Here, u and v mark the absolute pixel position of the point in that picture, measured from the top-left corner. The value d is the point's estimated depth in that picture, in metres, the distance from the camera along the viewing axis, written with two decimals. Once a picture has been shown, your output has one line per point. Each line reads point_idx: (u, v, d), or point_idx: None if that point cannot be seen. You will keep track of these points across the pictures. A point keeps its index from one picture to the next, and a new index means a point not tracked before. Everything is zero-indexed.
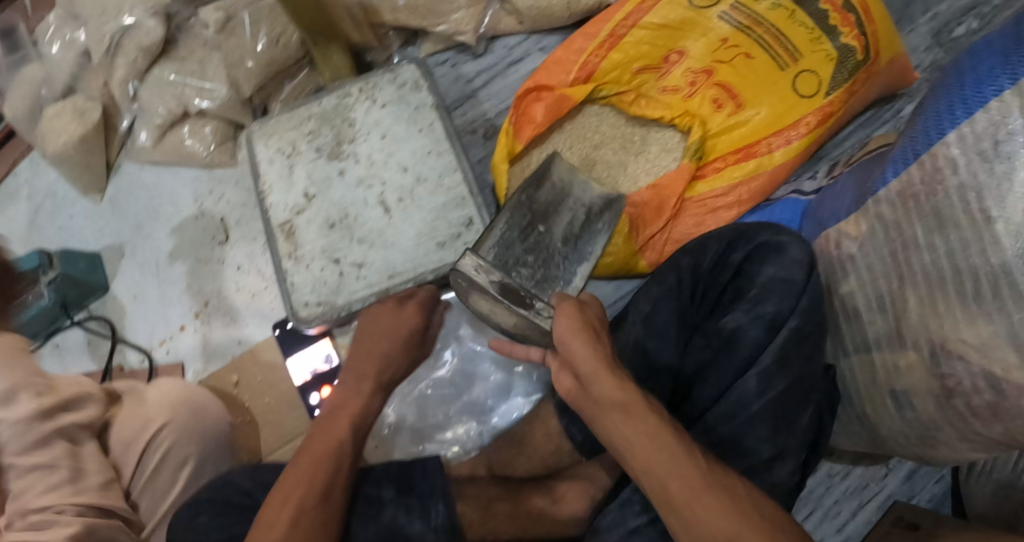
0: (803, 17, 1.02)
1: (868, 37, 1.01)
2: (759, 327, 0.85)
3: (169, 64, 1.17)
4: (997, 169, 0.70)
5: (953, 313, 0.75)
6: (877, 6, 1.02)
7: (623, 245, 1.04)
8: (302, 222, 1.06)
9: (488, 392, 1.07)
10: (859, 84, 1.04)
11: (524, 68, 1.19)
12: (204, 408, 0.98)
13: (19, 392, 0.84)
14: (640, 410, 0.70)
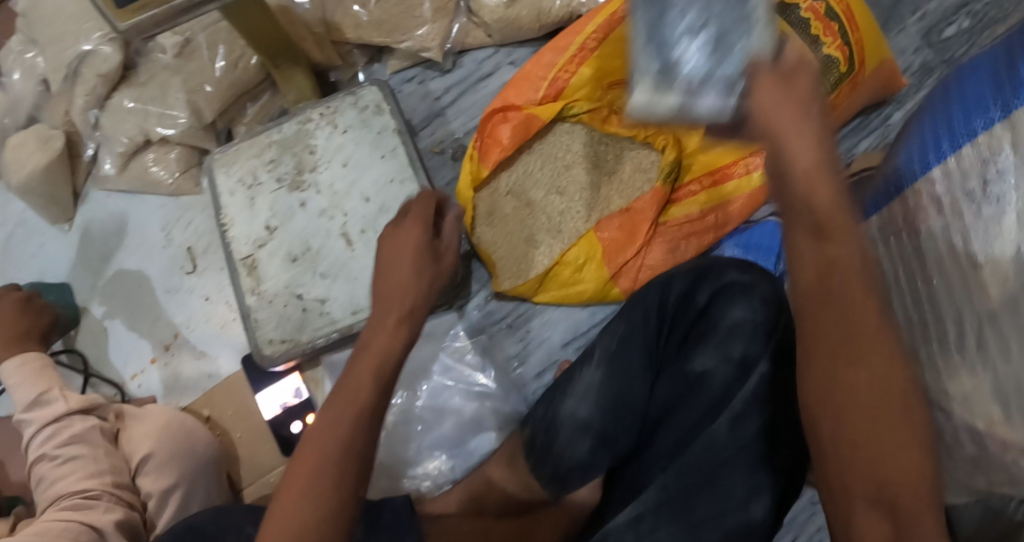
0: (784, 26, 0.96)
1: (851, 48, 0.97)
2: (729, 369, 0.82)
3: (129, 90, 1.13)
4: (985, 212, 0.66)
5: (934, 362, 0.71)
6: (861, 14, 0.98)
7: (595, 273, 1.00)
8: (264, 256, 1.03)
9: (460, 425, 1.03)
10: (841, 97, 1.00)
11: (494, 83, 1.15)
12: (192, 435, 1.03)
13: (58, 396, 1.00)
14: (875, 331, 0.54)
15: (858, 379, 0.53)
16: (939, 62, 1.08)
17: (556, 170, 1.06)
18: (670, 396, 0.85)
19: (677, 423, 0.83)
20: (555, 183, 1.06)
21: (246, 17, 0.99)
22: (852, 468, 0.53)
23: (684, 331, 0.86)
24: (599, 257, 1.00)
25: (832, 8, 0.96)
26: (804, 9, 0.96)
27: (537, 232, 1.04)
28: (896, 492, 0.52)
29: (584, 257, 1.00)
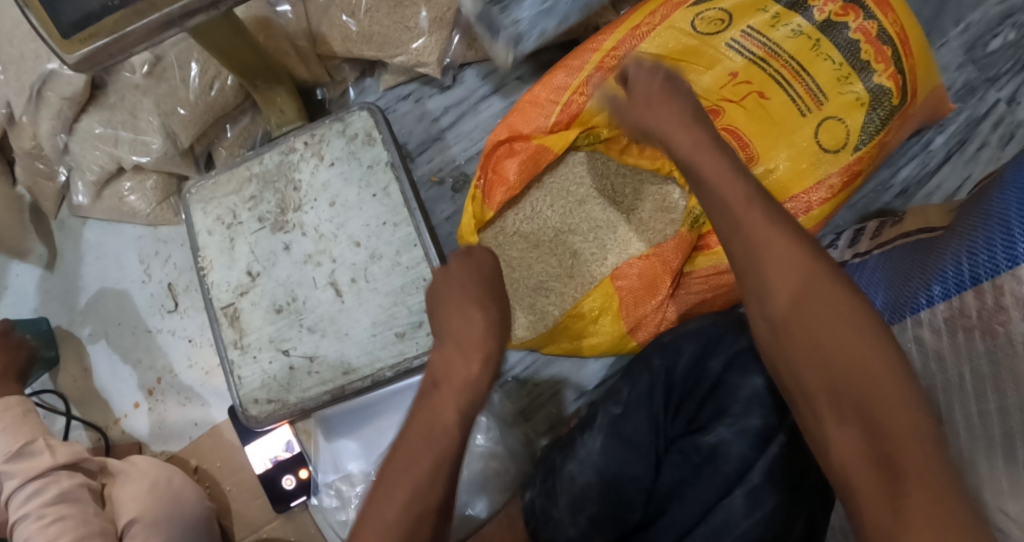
0: (829, 49, 0.89)
1: (904, 76, 0.88)
2: (745, 442, 0.77)
3: (97, 113, 1.01)
4: None
5: (996, 478, 0.67)
6: (917, 38, 0.89)
7: (610, 326, 0.90)
8: (246, 305, 0.93)
9: (461, 487, 0.94)
10: (891, 132, 0.91)
11: (498, 102, 1.07)
12: (180, 490, 0.94)
13: (42, 446, 0.89)
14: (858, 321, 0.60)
15: (809, 316, 0.61)
16: (982, 81, 1.03)
17: (566, 207, 0.98)
18: (678, 474, 0.78)
19: (689, 503, 0.77)
20: (564, 222, 0.98)
21: (222, 41, 0.87)
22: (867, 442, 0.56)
23: (698, 404, 0.81)
24: (614, 308, 0.90)
25: (884, 29, 0.87)
26: (853, 30, 0.88)
27: (546, 279, 0.96)
28: (868, 403, 0.57)
29: (599, 306, 0.90)
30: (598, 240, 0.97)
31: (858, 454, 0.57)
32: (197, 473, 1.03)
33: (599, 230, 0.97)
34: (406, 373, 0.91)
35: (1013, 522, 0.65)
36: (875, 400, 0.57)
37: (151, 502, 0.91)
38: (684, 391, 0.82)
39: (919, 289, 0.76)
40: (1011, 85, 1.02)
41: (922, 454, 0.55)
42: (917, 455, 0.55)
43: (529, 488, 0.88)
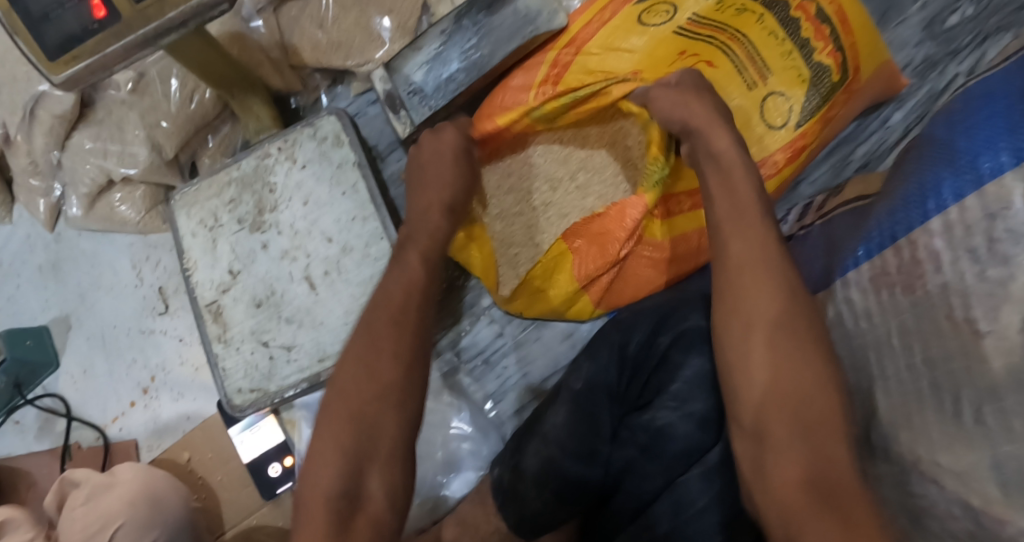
0: (773, 24, 0.92)
1: (843, 53, 0.92)
2: (690, 424, 0.79)
3: (87, 129, 1.08)
4: (991, 275, 0.63)
5: (930, 431, 0.66)
6: (856, 13, 0.93)
7: (565, 283, 0.95)
8: (228, 301, 0.99)
9: (437, 468, 1.00)
10: (835, 108, 0.95)
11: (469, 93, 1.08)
12: (162, 495, 0.98)
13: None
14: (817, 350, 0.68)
15: (781, 342, 0.68)
16: (943, 56, 1.06)
17: (567, 153, 1.02)
18: (628, 453, 0.82)
19: (642, 483, 0.81)
20: (564, 170, 1.02)
21: (197, 52, 0.92)
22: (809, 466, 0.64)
23: (644, 381, 0.83)
24: (569, 264, 0.95)
25: (822, 9, 0.91)
26: (794, 9, 0.91)
27: (532, 231, 1.02)
28: (814, 427, 0.65)
29: (552, 260, 0.94)
30: (598, 193, 1.01)
31: (795, 474, 0.64)
32: (190, 466, 1.09)
33: (601, 182, 1.01)
34: None
35: (946, 473, 0.64)
36: (821, 427, 0.65)
37: (133, 513, 0.95)
38: (636, 366, 0.84)
39: (847, 253, 0.79)
40: (970, 59, 1.05)
41: (849, 478, 0.63)
42: (850, 490, 0.62)
43: (497, 467, 0.92)
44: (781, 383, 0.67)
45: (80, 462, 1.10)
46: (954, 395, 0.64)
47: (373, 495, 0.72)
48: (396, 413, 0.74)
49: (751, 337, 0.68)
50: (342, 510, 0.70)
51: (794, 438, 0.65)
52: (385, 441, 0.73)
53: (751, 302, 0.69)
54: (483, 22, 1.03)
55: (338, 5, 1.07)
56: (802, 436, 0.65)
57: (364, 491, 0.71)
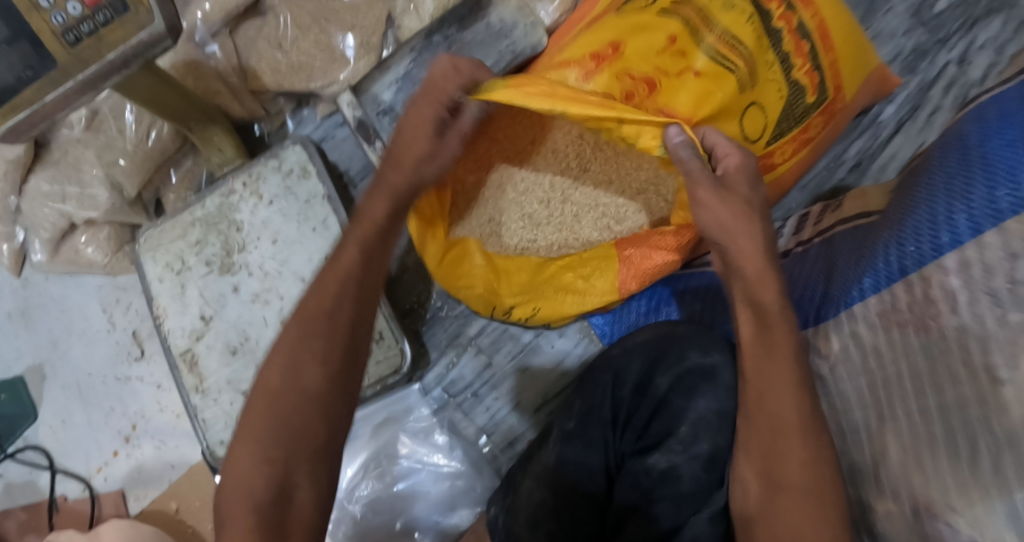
0: (762, 27, 0.82)
1: (821, 73, 0.85)
2: (696, 465, 0.74)
3: (43, 172, 1.02)
4: (1011, 320, 0.58)
5: (942, 475, 0.60)
6: (839, 27, 0.85)
7: (600, 289, 0.90)
8: (203, 349, 0.95)
9: (431, 507, 0.94)
10: (813, 128, 0.89)
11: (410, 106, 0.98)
12: None
13: None
14: (793, 376, 0.67)
15: (775, 384, 0.67)
16: (932, 44, 1.00)
17: (568, 179, 0.95)
18: (630, 498, 0.77)
19: (655, 515, 0.74)
20: (557, 193, 0.95)
21: (147, 90, 0.86)
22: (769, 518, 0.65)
23: (646, 419, 0.79)
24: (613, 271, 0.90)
25: (804, 23, 0.84)
26: (777, 18, 0.82)
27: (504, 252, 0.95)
28: (784, 486, 0.65)
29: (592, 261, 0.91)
30: (609, 210, 0.94)
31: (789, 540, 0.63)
32: (178, 515, 1.06)
33: (607, 202, 0.94)
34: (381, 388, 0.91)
35: (960, 518, 0.58)
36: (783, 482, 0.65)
37: None
38: (632, 408, 0.80)
39: (851, 282, 0.73)
40: (960, 45, 0.99)
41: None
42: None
43: (492, 505, 0.87)
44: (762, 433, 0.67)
45: (67, 517, 1.07)
46: (969, 439, 0.59)
47: (300, 505, 0.66)
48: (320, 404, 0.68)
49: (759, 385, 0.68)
50: (273, 518, 0.65)
51: (801, 503, 0.64)
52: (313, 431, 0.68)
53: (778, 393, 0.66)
54: (454, 37, 0.98)
55: (294, 24, 1.01)
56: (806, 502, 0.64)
57: (294, 497, 0.66)
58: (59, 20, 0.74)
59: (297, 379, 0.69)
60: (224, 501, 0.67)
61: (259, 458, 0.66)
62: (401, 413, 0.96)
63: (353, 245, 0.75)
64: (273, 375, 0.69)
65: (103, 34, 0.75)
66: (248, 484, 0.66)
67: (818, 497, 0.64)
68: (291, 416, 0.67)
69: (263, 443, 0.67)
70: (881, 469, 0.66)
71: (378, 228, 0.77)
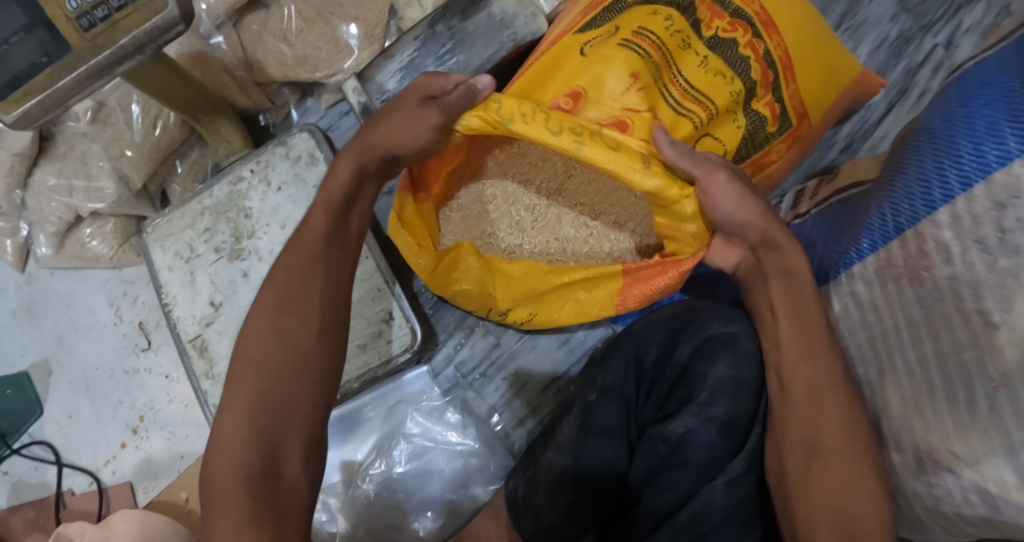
0: (718, 63, 0.84)
1: (783, 103, 0.87)
2: (711, 430, 0.76)
3: (49, 165, 1.03)
4: (1001, 265, 0.59)
5: (942, 421, 0.63)
6: (806, 55, 0.86)
7: (597, 300, 0.87)
8: (213, 335, 0.95)
9: (446, 487, 0.95)
10: (774, 154, 0.91)
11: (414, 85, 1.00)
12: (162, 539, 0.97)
13: None
14: (818, 342, 0.72)
15: (805, 357, 0.71)
16: (917, 29, 1.03)
17: (554, 185, 0.96)
18: (647, 465, 0.79)
19: (661, 492, 0.77)
20: (547, 188, 0.96)
21: (155, 81, 0.87)
22: (802, 482, 0.68)
23: (665, 391, 0.80)
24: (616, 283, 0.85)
25: (770, 52, 0.84)
26: (742, 46, 0.84)
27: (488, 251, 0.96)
28: (820, 451, 0.68)
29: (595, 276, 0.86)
30: (588, 207, 0.96)
31: (826, 503, 0.66)
32: (189, 504, 1.06)
33: (585, 203, 0.96)
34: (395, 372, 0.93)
35: (963, 464, 0.61)
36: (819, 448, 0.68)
37: None
38: (653, 379, 0.82)
39: (848, 245, 0.75)
40: (946, 29, 1.03)
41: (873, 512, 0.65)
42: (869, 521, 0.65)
43: (511, 479, 0.90)
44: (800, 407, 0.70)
45: (76, 511, 1.06)
46: (966, 384, 0.61)
47: (291, 478, 0.67)
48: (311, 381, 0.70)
49: (797, 359, 0.72)
50: (265, 495, 0.65)
51: (834, 453, 0.68)
52: (301, 408, 0.69)
53: (814, 359, 0.71)
54: (456, 27, 1.00)
55: (300, 17, 1.03)
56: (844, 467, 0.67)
57: (285, 472, 0.67)
58: (73, 5, 0.75)
59: (286, 361, 0.70)
60: (212, 474, 0.66)
61: (248, 434, 0.67)
62: (414, 395, 0.97)
63: (320, 207, 0.79)
64: (253, 350, 0.71)
65: (117, 18, 0.76)
66: (239, 460, 0.66)
67: (855, 457, 0.67)
68: (275, 385, 0.69)
69: (252, 418, 0.67)
70: (883, 420, 0.69)
71: (344, 187, 0.80)
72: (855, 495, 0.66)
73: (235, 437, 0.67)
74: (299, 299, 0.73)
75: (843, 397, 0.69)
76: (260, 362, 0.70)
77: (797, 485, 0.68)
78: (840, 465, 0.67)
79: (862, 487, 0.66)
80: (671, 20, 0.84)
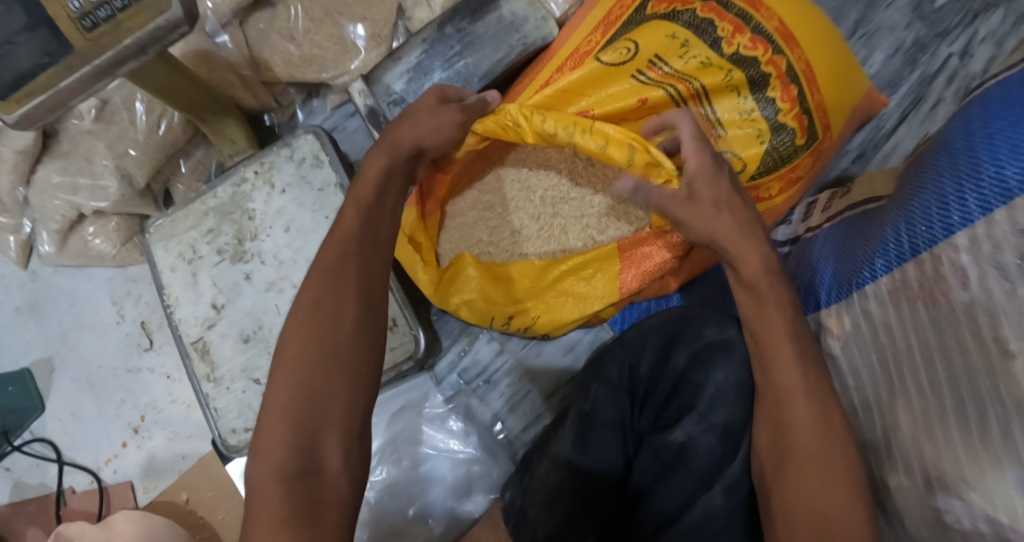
0: (742, 80, 0.89)
1: (809, 116, 0.89)
2: (711, 438, 0.75)
3: (53, 163, 1.02)
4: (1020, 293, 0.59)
5: (953, 445, 0.62)
6: (826, 70, 0.89)
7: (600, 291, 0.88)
8: (215, 337, 0.95)
9: (446, 493, 0.94)
10: (801, 168, 0.93)
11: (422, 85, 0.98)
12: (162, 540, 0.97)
13: None
14: (809, 352, 0.70)
15: (779, 357, 0.70)
16: (933, 37, 1.01)
17: (559, 193, 0.95)
18: (650, 470, 0.79)
19: (661, 501, 0.77)
20: (555, 192, 0.95)
21: (159, 80, 0.86)
22: (778, 482, 0.68)
23: (663, 400, 0.80)
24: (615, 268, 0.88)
25: (792, 67, 0.88)
26: (764, 63, 0.88)
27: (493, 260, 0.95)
28: (794, 452, 0.68)
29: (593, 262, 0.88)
30: (593, 221, 0.94)
31: (801, 505, 0.66)
32: (189, 505, 1.06)
33: (592, 215, 0.94)
34: (396, 378, 0.93)
35: (973, 490, 0.60)
36: (791, 449, 0.68)
37: None
38: (650, 387, 0.81)
39: (862, 263, 0.74)
40: (963, 38, 1.01)
41: (846, 514, 0.64)
42: (843, 524, 0.64)
43: (508, 490, 0.87)
44: (781, 407, 0.69)
45: (77, 509, 1.06)
46: (979, 408, 0.60)
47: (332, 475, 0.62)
48: (347, 375, 0.65)
49: (774, 356, 0.70)
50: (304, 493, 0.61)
51: (811, 455, 0.67)
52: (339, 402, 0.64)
53: (787, 361, 0.69)
54: (466, 29, 0.98)
55: (307, 16, 1.02)
56: (821, 469, 0.66)
57: (324, 469, 0.62)
58: (76, 6, 0.74)
59: (322, 354, 0.65)
60: (253, 474, 0.63)
61: (286, 433, 0.63)
62: (416, 400, 0.97)
63: (351, 207, 0.74)
64: (290, 347, 0.66)
65: (121, 19, 0.75)
66: (275, 458, 0.62)
67: (829, 458, 0.67)
68: (314, 378, 0.64)
69: (289, 413, 0.63)
70: (892, 441, 0.67)
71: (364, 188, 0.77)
72: (829, 498, 0.65)
73: (276, 435, 0.63)
74: (330, 289, 0.68)
75: (830, 406, 0.68)
76: (295, 355, 0.65)
77: (772, 485, 0.69)
78: (813, 467, 0.66)
79: (836, 489, 0.65)
80: (694, 40, 0.89)
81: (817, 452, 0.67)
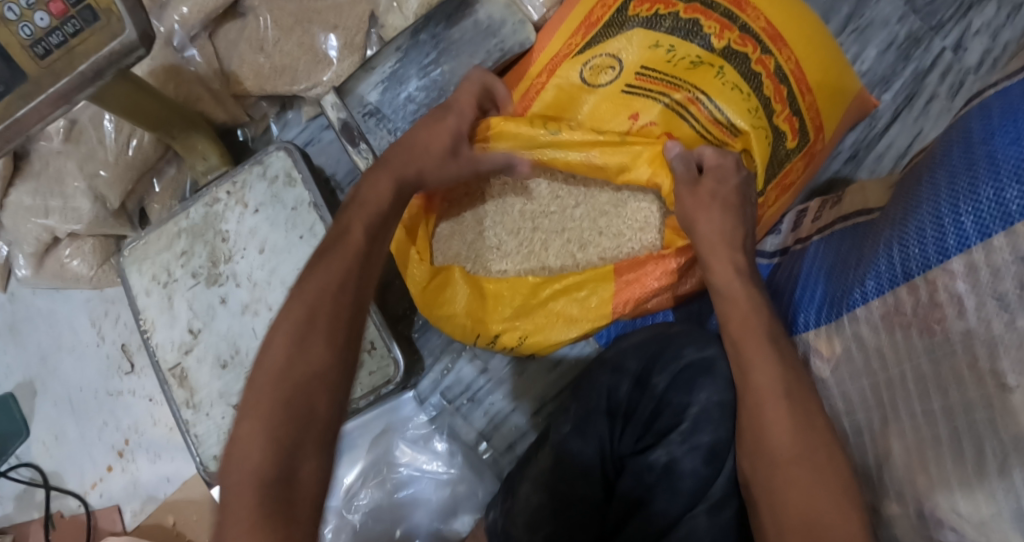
0: (734, 77, 0.83)
1: (800, 117, 0.85)
2: (696, 458, 0.73)
3: (23, 185, 0.99)
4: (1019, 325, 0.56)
5: (947, 478, 0.59)
6: (815, 69, 0.85)
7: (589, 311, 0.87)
8: (192, 362, 0.93)
9: (431, 515, 0.93)
10: (795, 173, 0.88)
11: (397, 98, 0.96)
12: None
13: None
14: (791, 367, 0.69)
15: (758, 364, 0.69)
16: (926, 31, 0.97)
17: (539, 208, 0.93)
18: (630, 497, 0.75)
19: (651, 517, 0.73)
20: (536, 206, 0.93)
21: (126, 100, 0.82)
22: (766, 491, 0.65)
23: (643, 425, 0.77)
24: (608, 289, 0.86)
25: (780, 67, 0.84)
26: (754, 62, 0.83)
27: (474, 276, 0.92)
28: (778, 459, 0.65)
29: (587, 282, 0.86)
30: (575, 235, 0.92)
31: (794, 514, 0.62)
32: (175, 529, 1.04)
33: (573, 229, 0.92)
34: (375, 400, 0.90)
35: (967, 524, 0.57)
36: (773, 455, 0.65)
37: None
38: (630, 410, 0.79)
39: (854, 282, 0.71)
40: (955, 32, 0.97)
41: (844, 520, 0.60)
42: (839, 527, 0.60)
43: (492, 510, 0.85)
44: (763, 415, 0.67)
45: (65, 532, 1.05)
46: (975, 441, 0.57)
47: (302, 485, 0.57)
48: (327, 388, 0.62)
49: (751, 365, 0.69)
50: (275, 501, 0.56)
51: (802, 471, 0.64)
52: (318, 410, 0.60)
53: (763, 363, 0.69)
54: (440, 35, 0.94)
55: (276, 25, 0.99)
56: (809, 473, 0.63)
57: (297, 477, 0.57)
58: (26, 32, 0.66)
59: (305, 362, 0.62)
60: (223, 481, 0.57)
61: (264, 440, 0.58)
62: (399, 421, 0.96)
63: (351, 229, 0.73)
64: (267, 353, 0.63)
65: (73, 43, 0.67)
66: (253, 460, 0.57)
67: (815, 459, 0.64)
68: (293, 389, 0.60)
69: (267, 419, 0.59)
70: (883, 470, 0.65)
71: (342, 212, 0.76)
72: (820, 502, 0.62)
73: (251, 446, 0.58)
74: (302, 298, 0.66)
75: (820, 421, 0.66)
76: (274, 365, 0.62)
77: (763, 500, 0.64)
78: (801, 473, 0.63)
79: (828, 490, 0.62)
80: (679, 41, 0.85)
81: (804, 456, 0.64)
